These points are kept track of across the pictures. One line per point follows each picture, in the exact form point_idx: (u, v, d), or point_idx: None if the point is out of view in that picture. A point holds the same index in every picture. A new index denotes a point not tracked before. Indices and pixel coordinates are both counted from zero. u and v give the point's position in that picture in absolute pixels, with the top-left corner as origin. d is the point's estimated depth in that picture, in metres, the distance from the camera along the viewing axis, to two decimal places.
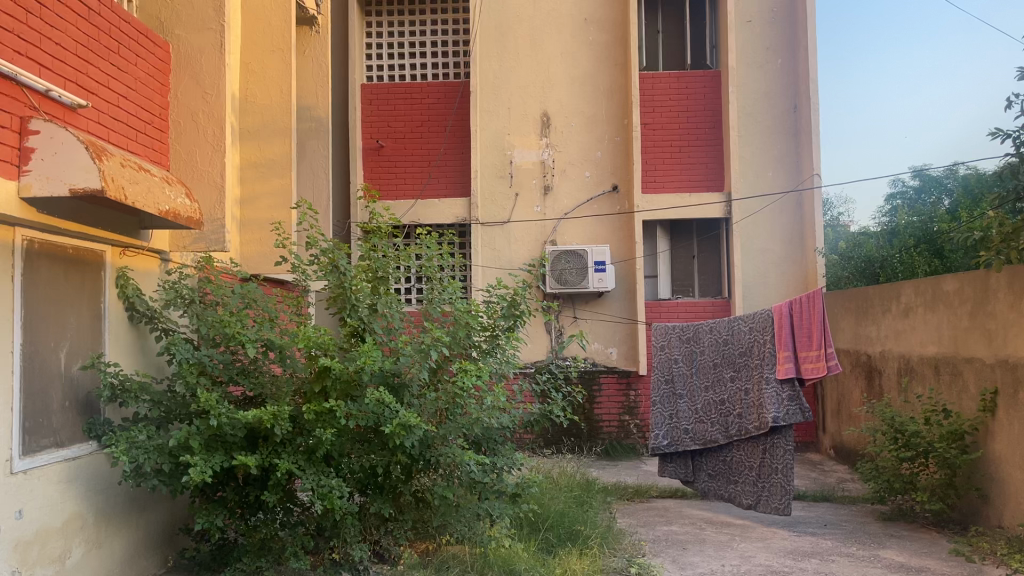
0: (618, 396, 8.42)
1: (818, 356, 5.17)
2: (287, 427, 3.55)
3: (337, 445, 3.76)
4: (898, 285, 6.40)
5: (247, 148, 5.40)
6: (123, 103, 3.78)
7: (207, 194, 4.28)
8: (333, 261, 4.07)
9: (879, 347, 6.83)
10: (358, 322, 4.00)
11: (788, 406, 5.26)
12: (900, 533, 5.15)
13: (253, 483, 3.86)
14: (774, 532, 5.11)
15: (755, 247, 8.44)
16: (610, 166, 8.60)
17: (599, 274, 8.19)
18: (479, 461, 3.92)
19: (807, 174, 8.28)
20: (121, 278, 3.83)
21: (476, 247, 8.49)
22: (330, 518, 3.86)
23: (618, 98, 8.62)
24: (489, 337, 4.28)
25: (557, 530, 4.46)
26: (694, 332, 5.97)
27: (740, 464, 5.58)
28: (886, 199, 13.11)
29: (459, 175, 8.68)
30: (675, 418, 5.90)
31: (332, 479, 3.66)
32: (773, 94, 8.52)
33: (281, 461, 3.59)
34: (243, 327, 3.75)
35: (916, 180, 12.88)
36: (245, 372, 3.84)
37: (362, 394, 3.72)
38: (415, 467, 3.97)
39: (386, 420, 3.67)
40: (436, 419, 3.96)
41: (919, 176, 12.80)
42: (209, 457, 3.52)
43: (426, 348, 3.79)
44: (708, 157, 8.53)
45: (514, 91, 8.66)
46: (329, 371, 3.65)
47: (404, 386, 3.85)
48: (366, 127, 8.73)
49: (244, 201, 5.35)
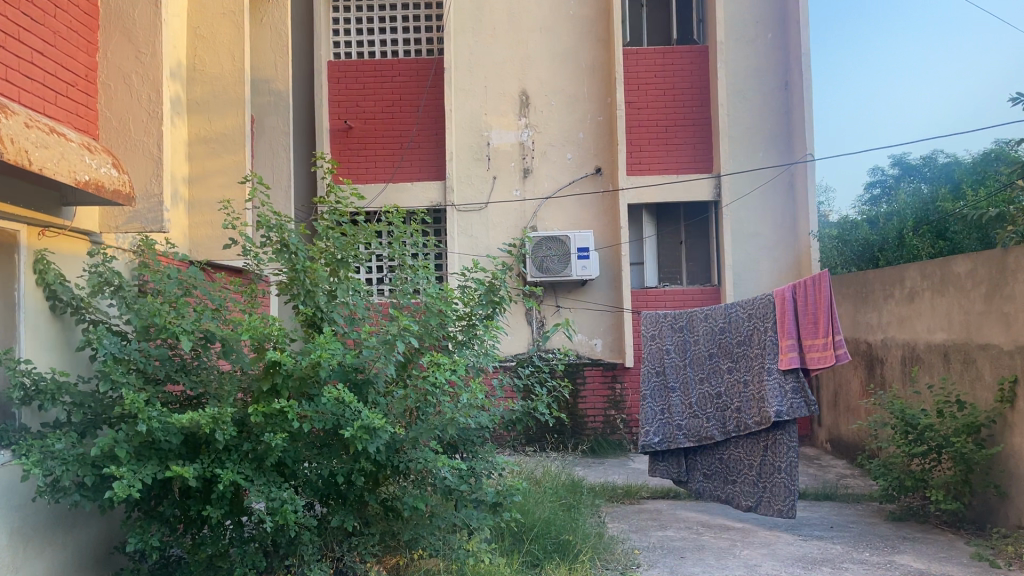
0: (603, 390, 7.99)
1: (826, 345, 4.72)
2: (230, 431, 3.06)
3: (291, 451, 3.28)
4: (902, 269, 6.02)
5: (195, 121, 4.88)
6: (40, 60, 3.26)
7: (142, 168, 3.78)
8: (282, 240, 3.58)
9: (880, 335, 6.46)
10: (314, 311, 3.51)
11: (792, 398, 4.83)
12: (913, 535, 4.76)
13: (195, 496, 3.35)
14: (777, 537, 4.70)
15: (746, 231, 8.04)
16: (593, 148, 8.15)
17: (583, 261, 7.75)
18: (454, 467, 3.46)
19: (799, 153, 7.88)
20: (41, 263, 3.27)
21: (452, 232, 8.01)
22: (286, 535, 3.36)
23: (601, 75, 8.17)
24: (465, 326, 3.82)
25: (544, 541, 4.01)
26: (688, 320, 5.56)
27: (739, 463, 5.17)
28: (865, 187, 12.71)
29: (434, 158, 8.20)
30: (669, 413, 5.46)
31: (285, 491, 3.17)
32: (763, 70, 8.10)
33: (224, 470, 3.10)
34: (177, 316, 3.23)
35: (895, 167, 12.48)
36: (186, 369, 3.36)
37: (319, 392, 3.24)
38: (382, 473, 3.50)
39: (347, 422, 3.21)
40: (405, 420, 3.48)
41: (899, 163, 12.40)
42: (139, 467, 3.02)
43: (391, 339, 3.31)
44: (696, 137, 8.10)
45: (490, 68, 8.19)
46: (278, 367, 3.16)
47: (367, 383, 3.39)
48: (334, 107, 8.22)
49: (193, 179, 4.84)
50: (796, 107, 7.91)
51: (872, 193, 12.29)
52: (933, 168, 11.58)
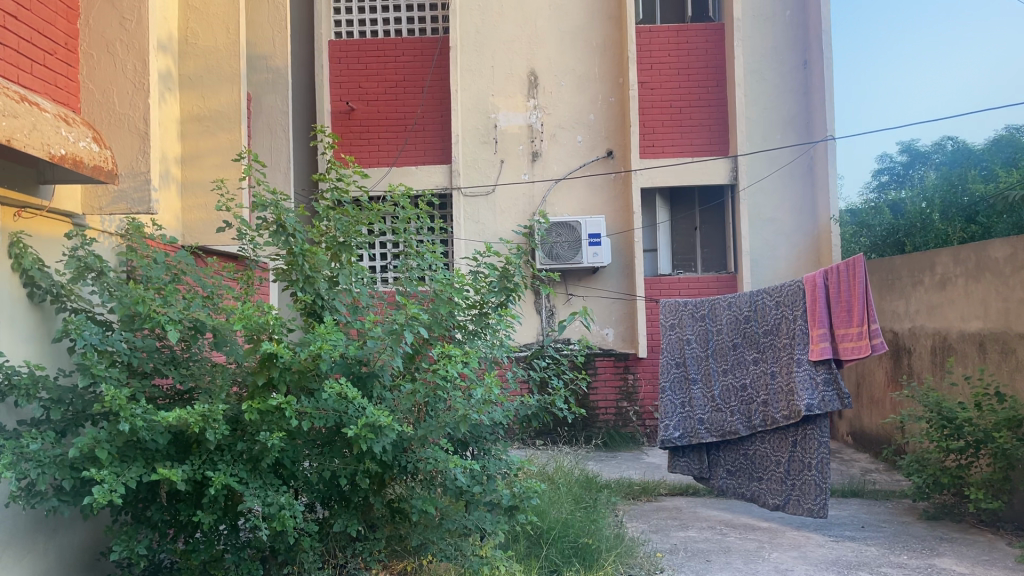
0: (615, 381, 7.73)
1: (861, 334, 4.44)
2: (222, 430, 2.78)
3: (290, 451, 3.00)
4: (933, 253, 5.74)
5: (188, 98, 4.59)
6: (15, 23, 2.95)
7: (126, 143, 3.48)
8: (279, 221, 3.25)
9: (907, 324, 6.19)
10: (314, 299, 3.23)
11: (824, 391, 4.56)
12: (951, 536, 4.48)
13: (184, 499, 3.06)
14: (807, 538, 4.42)
15: (763, 217, 7.76)
16: (605, 130, 7.86)
17: (594, 248, 7.47)
18: (466, 468, 3.16)
19: (818, 134, 7.57)
20: (17, 246, 2.95)
21: (459, 218, 7.72)
22: (284, 541, 3.09)
23: (613, 54, 7.86)
24: (476, 315, 3.54)
25: (562, 545, 3.73)
26: (710, 308, 5.32)
27: (766, 459, 4.91)
28: (873, 174, 12.45)
29: (439, 141, 7.91)
30: (689, 407, 5.24)
31: (282, 494, 2.90)
32: (782, 49, 7.79)
33: (216, 473, 2.82)
34: (162, 304, 2.90)
35: (903, 154, 12.20)
36: (176, 362, 3.10)
37: (320, 387, 2.96)
38: (388, 474, 3.23)
39: (350, 420, 2.93)
40: (413, 417, 3.20)
41: (907, 150, 12.13)
42: (122, 470, 2.74)
43: (398, 329, 3.02)
44: (711, 119, 7.80)
45: (498, 47, 7.88)
46: (274, 359, 2.86)
47: (372, 376, 3.11)
48: (336, 89, 7.93)
49: (185, 160, 4.56)
50: (816, 87, 7.60)
51: (880, 180, 12.03)
52: (941, 155, 11.29)
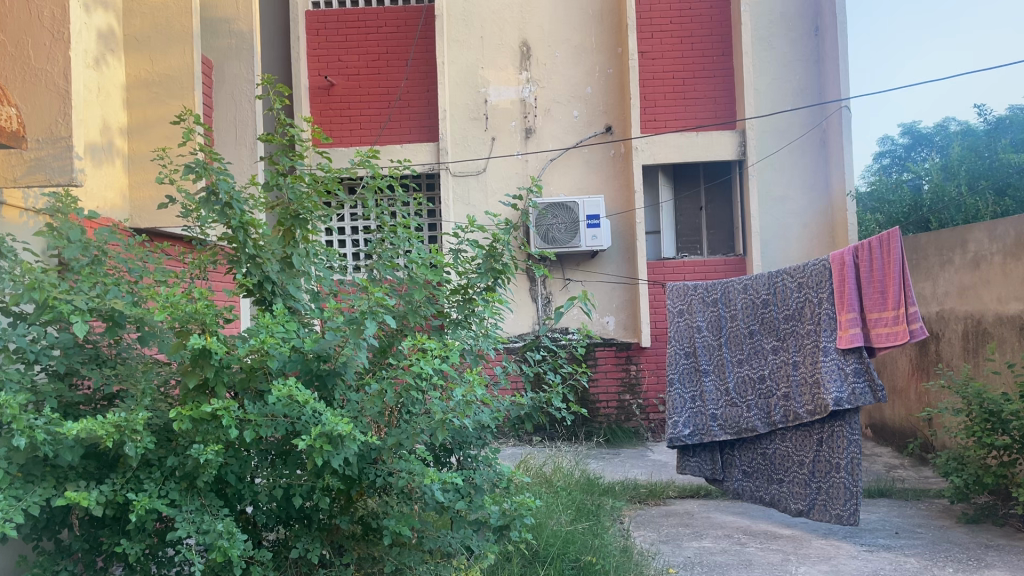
0: (617, 372, 7.25)
1: (897, 319, 3.97)
2: (146, 443, 2.26)
3: (235, 465, 2.49)
4: (965, 229, 5.25)
5: (134, 60, 4.08)
6: None
7: (45, 104, 2.98)
8: (211, 185, 2.63)
9: (935, 308, 5.71)
10: (263, 285, 2.70)
11: (854, 384, 4.09)
12: (997, 543, 3.99)
13: (110, 524, 2.56)
14: (837, 548, 3.95)
15: (773, 195, 7.25)
16: (603, 103, 7.34)
17: (593, 230, 6.97)
18: (447, 482, 2.63)
19: (832, 105, 7.06)
20: None
21: (448, 200, 7.20)
22: (230, 572, 2.57)
23: (610, 23, 7.35)
24: (459, 300, 3.04)
25: (562, 565, 3.25)
26: (723, 292, 4.85)
27: (787, 459, 4.46)
28: (874, 159, 11.99)
29: (425, 118, 7.40)
30: (701, 401, 4.79)
31: (221, 519, 2.37)
32: (790, 15, 7.29)
33: (139, 495, 2.31)
34: (69, 288, 2.36)
35: (904, 136, 11.73)
36: (101, 359, 2.61)
37: (269, 389, 2.44)
38: (356, 489, 2.72)
39: (305, 428, 2.41)
40: (383, 422, 2.69)
41: (909, 133, 11.66)
42: (24, 492, 2.23)
43: (359, 318, 2.46)
44: (717, 91, 7.30)
45: (487, 16, 7.36)
46: (208, 356, 2.31)
47: (334, 374, 2.56)
48: (314, 63, 7.42)
49: (134, 130, 4.04)
50: (829, 54, 7.08)
51: (880, 166, 11.57)
52: (945, 138, 10.82)
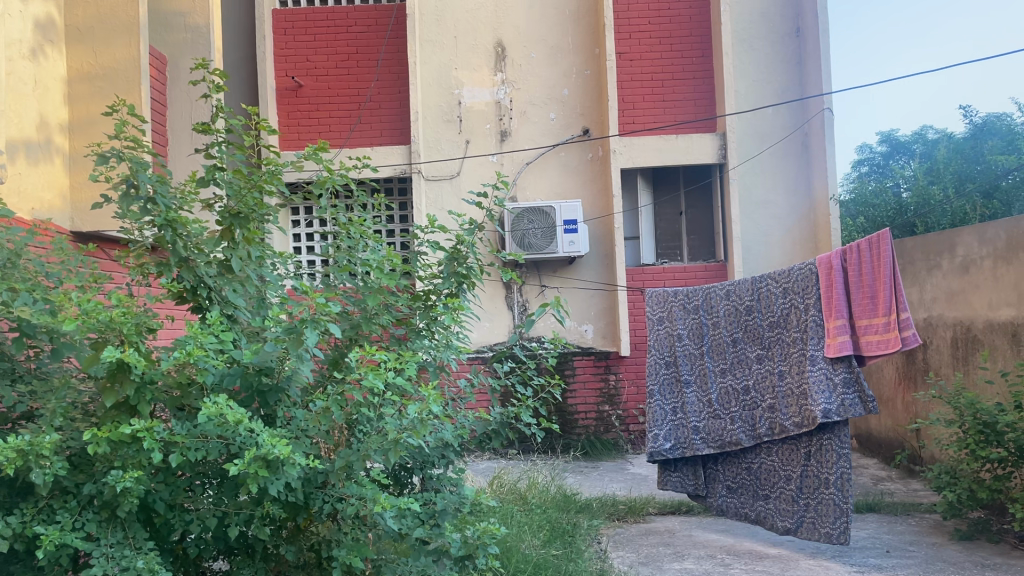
0: (595, 382, 7.02)
1: (888, 327, 3.79)
2: (54, 468, 1.99)
3: (164, 492, 2.22)
4: (953, 233, 5.07)
5: (76, 53, 3.83)
6: None
7: None
8: (136, 180, 2.36)
9: (922, 314, 5.53)
10: (198, 292, 2.43)
11: (844, 395, 3.90)
12: (994, 561, 3.78)
13: (22, 559, 2.27)
14: (826, 569, 3.72)
15: (755, 199, 7.07)
16: (580, 105, 7.14)
17: (570, 235, 6.75)
18: (402, 508, 2.37)
19: (814, 107, 6.89)
20: None
21: (421, 204, 6.95)
22: None
23: (587, 23, 7.15)
24: (419, 307, 2.78)
25: None
26: (704, 298, 4.64)
27: (773, 474, 4.24)
28: (852, 167, 11.90)
29: (396, 120, 7.16)
30: (682, 413, 4.56)
31: (144, 554, 2.09)
32: (770, 15, 7.12)
33: (49, 528, 2.03)
34: None
35: (882, 144, 11.64)
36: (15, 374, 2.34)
37: (200, 407, 2.17)
38: (303, 517, 2.46)
39: (241, 451, 2.15)
40: (332, 443, 2.43)
41: (887, 140, 11.58)
42: None
43: (299, 326, 2.19)
44: (697, 92, 7.12)
45: (460, 16, 7.14)
46: (128, 370, 2.04)
47: (276, 391, 2.28)
48: (280, 63, 7.16)
49: (73, 127, 3.77)
50: (810, 55, 6.92)
51: (859, 173, 11.46)
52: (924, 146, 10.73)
